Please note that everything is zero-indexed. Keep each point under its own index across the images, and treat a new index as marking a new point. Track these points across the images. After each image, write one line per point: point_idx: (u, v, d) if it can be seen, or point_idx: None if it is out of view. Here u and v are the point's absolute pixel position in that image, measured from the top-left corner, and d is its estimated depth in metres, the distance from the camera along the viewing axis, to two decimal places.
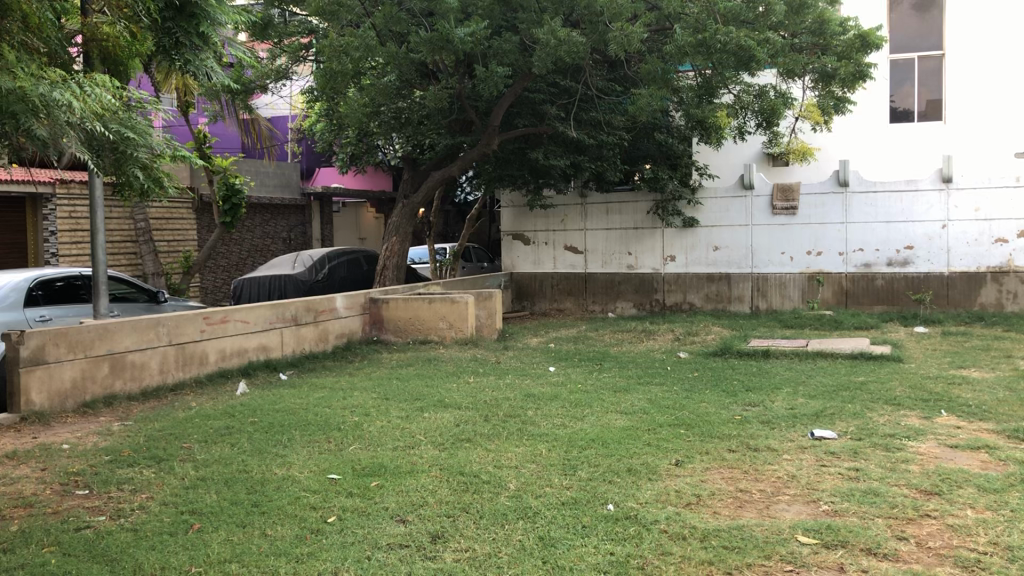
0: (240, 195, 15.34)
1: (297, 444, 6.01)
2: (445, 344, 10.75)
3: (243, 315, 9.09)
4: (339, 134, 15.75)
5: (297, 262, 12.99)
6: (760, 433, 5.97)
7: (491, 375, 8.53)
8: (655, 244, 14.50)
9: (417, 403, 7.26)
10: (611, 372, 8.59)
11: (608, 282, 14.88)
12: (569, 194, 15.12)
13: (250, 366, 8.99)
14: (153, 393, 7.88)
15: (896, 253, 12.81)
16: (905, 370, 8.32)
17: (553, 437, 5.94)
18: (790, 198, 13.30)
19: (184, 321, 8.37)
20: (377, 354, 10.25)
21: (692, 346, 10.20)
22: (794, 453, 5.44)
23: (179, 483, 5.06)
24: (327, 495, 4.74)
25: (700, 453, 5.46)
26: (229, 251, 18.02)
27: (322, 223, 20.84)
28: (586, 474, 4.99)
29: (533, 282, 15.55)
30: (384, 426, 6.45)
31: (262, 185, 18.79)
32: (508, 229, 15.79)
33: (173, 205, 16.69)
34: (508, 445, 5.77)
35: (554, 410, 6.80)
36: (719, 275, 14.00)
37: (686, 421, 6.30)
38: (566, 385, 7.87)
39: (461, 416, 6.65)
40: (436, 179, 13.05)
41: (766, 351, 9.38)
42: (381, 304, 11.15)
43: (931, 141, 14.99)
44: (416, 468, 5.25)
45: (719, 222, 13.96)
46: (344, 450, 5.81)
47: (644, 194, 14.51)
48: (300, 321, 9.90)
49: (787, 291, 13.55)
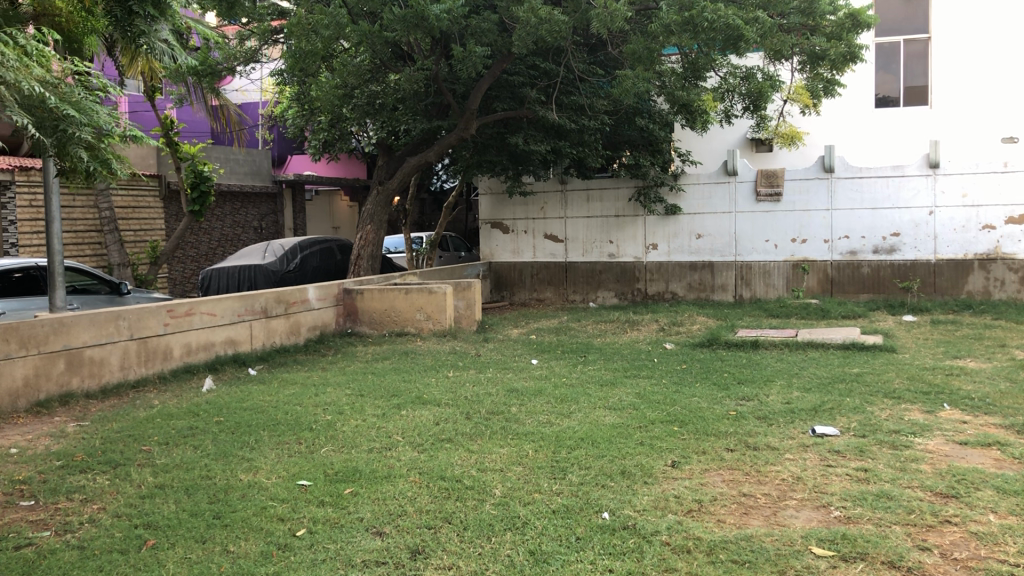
0: (209, 182, 14.82)
1: (265, 446, 5.61)
2: (422, 336, 10.35)
3: (209, 307, 8.65)
4: (311, 119, 15.27)
5: (267, 251, 12.53)
6: (758, 429, 5.64)
7: (471, 369, 8.15)
8: (636, 232, 14.16)
9: (394, 399, 6.88)
10: (597, 365, 8.23)
11: (588, 272, 14.54)
12: (548, 181, 14.74)
13: (216, 361, 8.55)
14: (114, 390, 7.44)
15: (881, 240, 12.56)
16: (899, 361, 8.04)
17: (540, 437, 5.58)
18: (774, 184, 13.01)
19: (147, 314, 7.92)
20: (351, 347, 9.84)
21: (678, 336, 9.88)
22: (796, 452, 5.12)
23: (135, 492, 4.65)
24: (296, 505, 4.35)
25: (696, 453, 5.13)
26: (198, 241, 17.51)
27: (294, 212, 20.36)
28: (578, 478, 4.64)
29: (512, 271, 15.18)
30: (358, 425, 6.06)
31: (232, 173, 18.26)
32: (486, 218, 15.39)
33: (139, 194, 16.15)
34: (492, 446, 5.40)
35: (539, 406, 6.44)
36: (702, 263, 13.69)
37: (679, 417, 5.96)
38: (550, 379, 7.51)
39: (441, 414, 6.27)
40: (411, 165, 12.61)
41: (755, 341, 9.07)
42: (355, 295, 10.74)
43: (916, 126, 14.76)
44: (394, 473, 4.87)
45: (702, 210, 13.65)
46: (316, 452, 5.42)
47: (625, 181, 14.16)
48: (270, 313, 9.47)
49: (771, 279, 13.27)
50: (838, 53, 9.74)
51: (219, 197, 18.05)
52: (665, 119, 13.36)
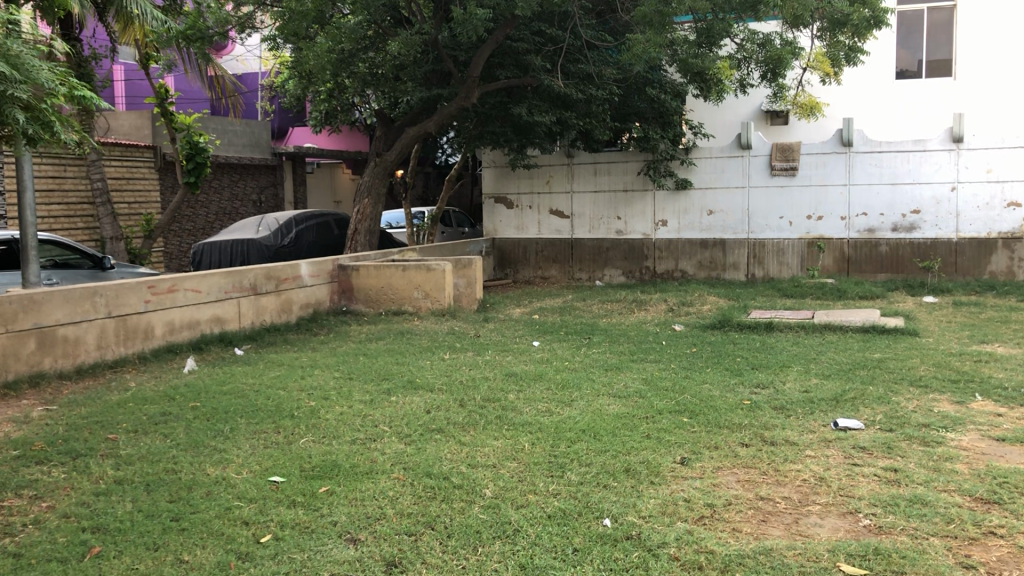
0: (205, 153, 14.36)
1: (242, 435, 5.18)
2: (420, 315, 9.91)
3: (194, 283, 8.22)
4: (309, 89, 14.78)
5: (261, 225, 12.10)
6: (775, 421, 5.20)
7: (469, 352, 7.71)
8: (645, 208, 13.66)
9: (386, 383, 6.46)
10: (601, 347, 7.78)
11: (595, 249, 14.08)
12: (553, 154, 14.24)
13: (201, 340, 8.14)
14: (90, 371, 7.03)
15: (901, 218, 12.05)
16: (923, 345, 7.57)
17: (538, 428, 5.13)
18: (789, 158, 12.47)
19: (127, 291, 7.50)
20: (345, 326, 9.42)
21: (687, 317, 9.42)
22: (817, 448, 4.67)
23: (91, 488, 4.22)
24: (264, 506, 3.92)
25: (708, 448, 4.68)
26: (195, 214, 17.08)
27: (295, 186, 19.92)
28: (577, 477, 4.20)
29: (516, 248, 14.72)
30: (342, 413, 5.62)
31: (230, 145, 17.81)
32: (489, 192, 14.90)
33: (133, 165, 15.70)
34: (486, 438, 4.96)
35: (539, 393, 5.99)
36: (713, 241, 13.20)
37: (690, 407, 5.52)
38: (552, 363, 7.06)
39: (433, 401, 5.84)
40: (411, 135, 12.12)
41: (769, 323, 8.60)
42: (351, 271, 10.31)
43: (939, 99, 14.21)
44: (376, 468, 4.44)
45: (714, 185, 13.13)
46: (296, 442, 5.00)
47: (634, 155, 13.64)
48: (260, 290, 9.05)
49: (784, 258, 12.77)
50: (861, 18, 9.19)
51: (217, 169, 17.61)
52: (676, 90, 12.82)
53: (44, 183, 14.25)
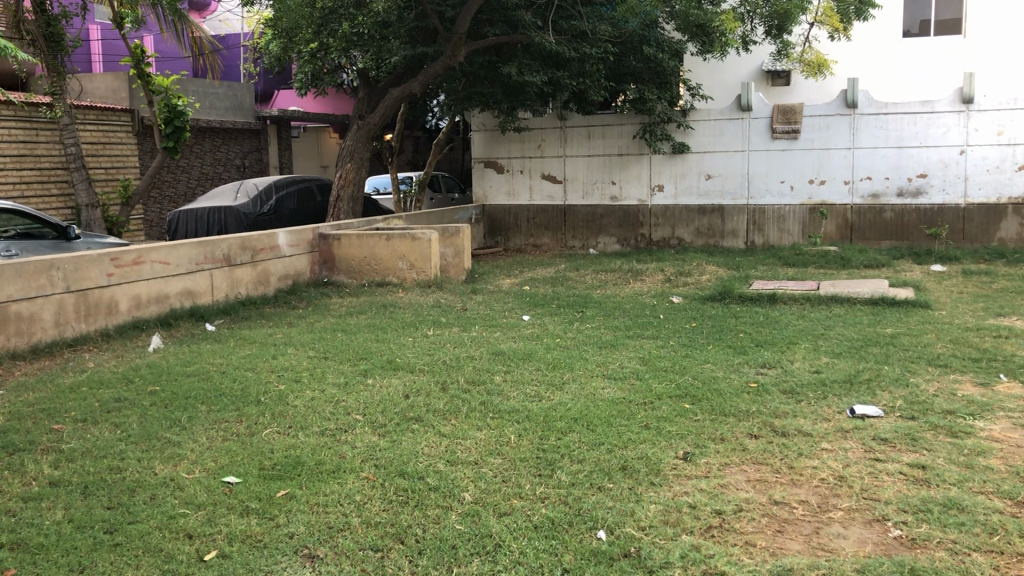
0: (183, 117, 13.72)
1: (200, 425, 4.71)
2: (405, 287, 9.41)
3: (162, 255, 7.72)
4: (291, 49, 14.18)
5: (239, 191, 11.58)
6: (785, 408, 4.74)
7: (455, 327, 7.22)
8: (641, 172, 13.14)
9: (363, 364, 5.99)
10: (595, 322, 7.29)
11: (589, 216, 13.57)
12: (546, 116, 13.67)
13: (170, 315, 7.65)
14: (46, 351, 6.55)
15: (907, 182, 11.54)
16: (937, 319, 7.11)
17: (526, 417, 4.66)
18: (791, 121, 11.94)
19: (87, 263, 6.99)
20: (325, 298, 8.93)
21: (686, 288, 8.94)
22: (834, 440, 4.22)
23: (20, 491, 3.75)
24: (213, 514, 3.48)
25: (713, 441, 4.24)
26: (176, 179, 16.52)
27: (279, 150, 19.33)
28: (568, 477, 3.75)
29: (507, 214, 14.21)
30: (312, 399, 5.15)
31: (211, 108, 17.19)
32: (479, 156, 14.35)
33: (110, 129, 15.15)
34: (468, 429, 4.49)
35: (527, 375, 5.52)
36: (711, 207, 12.71)
37: (692, 391, 5.05)
38: (542, 340, 6.59)
39: (412, 385, 5.37)
40: (395, 97, 11.55)
41: (773, 295, 8.13)
42: (331, 241, 9.80)
43: (948, 57, 13.68)
44: (345, 466, 3.99)
45: (713, 148, 12.58)
46: (259, 434, 4.53)
47: (630, 117, 13.08)
48: (234, 262, 8.56)
49: (786, 225, 12.29)
50: None
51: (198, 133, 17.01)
52: (674, 48, 12.27)
53: (14, 148, 13.66)
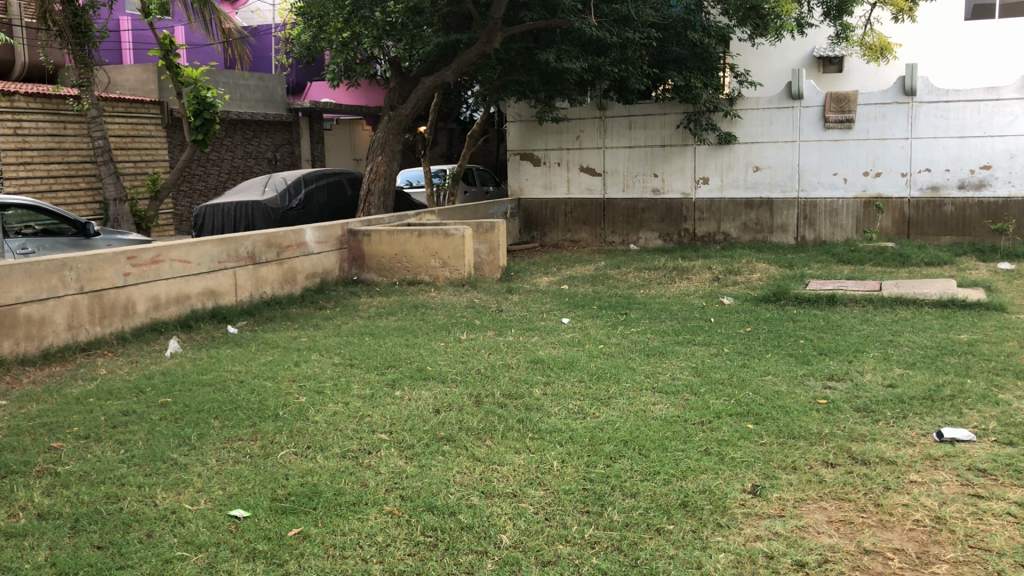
0: (213, 108, 13.35)
1: (210, 444, 4.28)
2: (438, 286, 8.95)
3: (182, 253, 7.34)
4: (322, 38, 13.80)
5: (267, 185, 11.22)
6: (861, 430, 4.21)
7: (490, 331, 6.75)
8: (685, 164, 12.57)
9: (391, 373, 5.54)
10: (640, 326, 6.79)
11: (629, 209, 13.04)
12: (584, 106, 13.14)
13: (191, 317, 7.28)
14: (58, 356, 6.18)
15: (969, 174, 10.86)
16: (1017, 323, 6.51)
17: (569, 438, 4.17)
18: (844, 109, 11.32)
19: (102, 263, 6.61)
20: (353, 298, 8.50)
21: (736, 288, 8.38)
22: (924, 470, 3.69)
23: (4, 525, 3.33)
24: (215, 557, 3.04)
25: (783, 470, 3.73)
26: (206, 172, 16.24)
27: (312, 143, 18.99)
28: (620, 516, 3.27)
29: (544, 209, 13.70)
30: (335, 414, 4.71)
31: (242, 100, 16.89)
32: (514, 148, 13.85)
33: (138, 122, 14.91)
34: (505, 452, 4.01)
35: (569, 387, 5.02)
36: (759, 200, 12.12)
37: (755, 409, 4.54)
38: (585, 346, 6.10)
39: (444, 397, 4.90)
40: (428, 85, 11.11)
41: (832, 296, 7.56)
42: (361, 237, 9.38)
43: (1012, 42, 13.14)
44: (367, 498, 3.53)
45: (760, 138, 11.98)
46: (274, 456, 4.09)
47: (672, 106, 12.51)
48: (259, 260, 8.17)
49: (838, 219, 11.67)
50: None
51: (228, 125, 16.72)
52: (721, 34, 11.70)
53: (42, 142, 13.42)
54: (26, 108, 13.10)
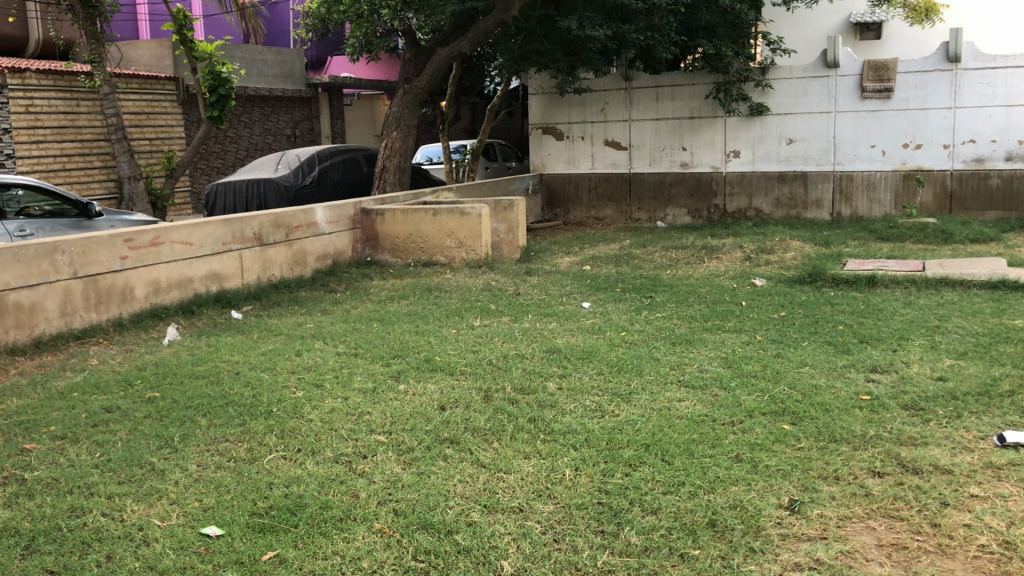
0: (228, 84, 12.97)
1: (194, 447, 3.93)
2: (454, 267, 8.56)
3: (184, 234, 7.01)
4: (337, 10, 13.41)
5: (280, 163, 10.88)
6: (911, 432, 3.77)
7: (505, 317, 6.35)
8: (714, 138, 12.05)
9: (396, 364, 5.17)
10: (666, 311, 6.36)
11: (656, 185, 12.56)
12: (609, 77, 12.64)
13: (193, 302, 6.95)
14: (50, 345, 5.87)
15: (1017, 145, 10.25)
16: None
17: (585, 441, 3.77)
18: (883, 78, 10.73)
19: (97, 246, 6.28)
20: (365, 280, 8.14)
21: (768, 268, 7.91)
22: (988, 482, 3.25)
23: None
24: None
25: (823, 480, 3.31)
26: (224, 150, 15.95)
27: (332, 119, 18.62)
28: (639, 539, 2.88)
29: (567, 184, 13.25)
30: (332, 411, 4.33)
31: (259, 75, 16.56)
32: (536, 122, 13.38)
33: (152, 98, 14.61)
34: (513, 458, 3.62)
35: (586, 381, 4.62)
36: (792, 174, 11.59)
37: (791, 407, 4.10)
38: (606, 334, 5.68)
39: (450, 392, 4.51)
40: (444, 57, 10.70)
41: (872, 278, 7.07)
42: (375, 216, 9.01)
43: None
44: (355, 512, 3.17)
45: (794, 109, 11.43)
46: (260, 461, 3.73)
47: (701, 77, 11.99)
48: (266, 241, 7.82)
49: (876, 193, 11.11)
50: None
51: (245, 101, 16.38)
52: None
53: (54, 120, 13.14)
54: (38, 86, 12.86)
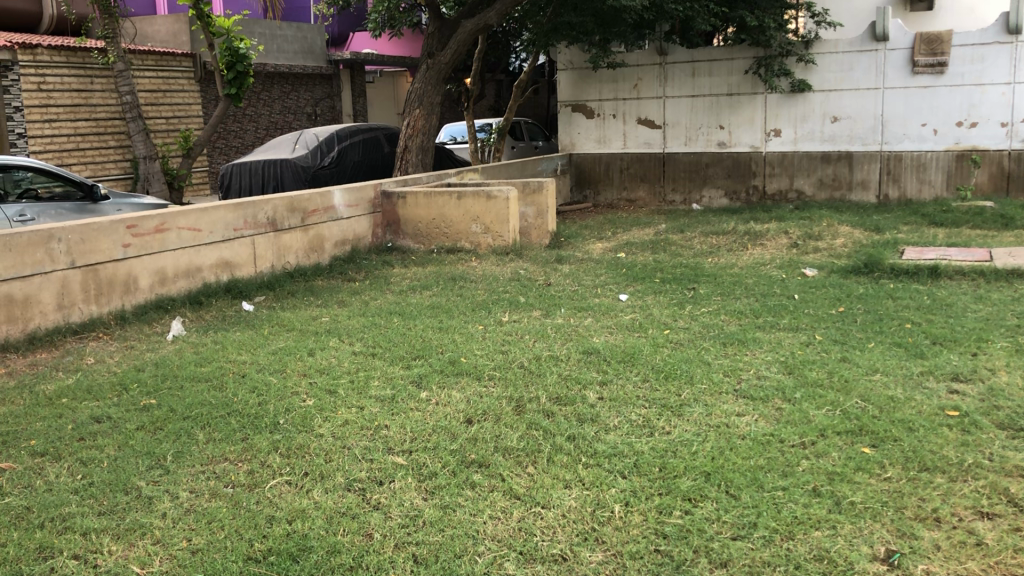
0: (247, 60, 12.47)
1: (188, 468, 3.46)
2: (479, 254, 8.06)
3: (192, 220, 6.54)
4: None
5: (298, 142, 10.41)
6: (1017, 459, 3.23)
7: (536, 311, 5.85)
8: (753, 115, 11.43)
9: (417, 366, 4.67)
10: (712, 305, 5.82)
11: (691, 165, 11.98)
12: (643, 51, 12.04)
13: (202, 293, 6.50)
14: (45, 341, 5.44)
15: None
16: None
17: (634, 467, 3.26)
18: (936, 51, 10.06)
19: (98, 233, 5.83)
20: (386, 268, 7.66)
21: (818, 257, 7.34)
22: None
23: None
24: None
25: (924, 524, 2.78)
26: (243, 129, 15.52)
27: (353, 98, 18.13)
28: None
29: (598, 164, 12.69)
30: (345, 424, 3.84)
31: (279, 52, 16.08)
32: (565, 99, 12.80)
33: (169, 75, 14.17)
34: (553, 488, 3.12)
35: (631, 390, 4.10)
36: (837, 154, 10.97)
37: (869, 425, 3.58)
38: (648, 332, 5.16)
39: (478, 403, 4.02)
40: (469, 30, 10.17)
41: (934, 268, 6.48)
42: (396, 199, 8.52)
43: None
44: (368, 561, 2.69)
45: (840, 85, 10.78)
46: (260, 488, 3.25)
47: (741, 51, 11.36)
48: (281, 226, 7.35)
49: (926, 175, 10.48)
50: None
51: (265, 79, 15.92)
52: None
53: (67, 98, 12.73)
54: (50, 62, 12.44)
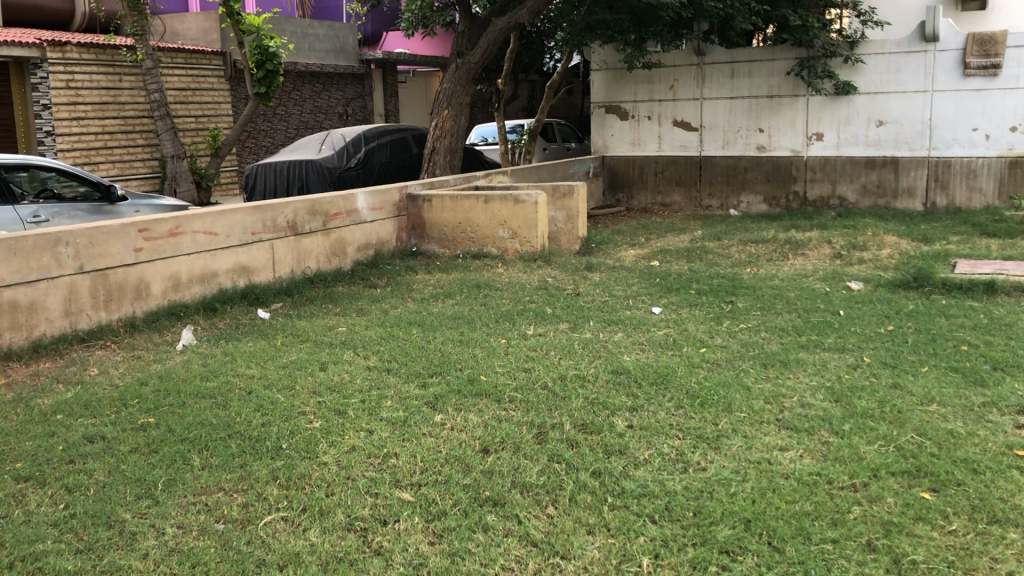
0: (276, 58, 12.27)
1: (179, 499, 3.19)
2: (506, 261, 7.75)
3: (208, 223, 6.30)
4: None
5: (324, 142, 10.17)
6: None
7: (564, 324, 5.53)
8: (795, 118, 11.01)
9: (434, 385, 4.36)
10: (751, 320, 5.47)
11: (729, 169, 11.58)
12: (680, 51, 11.67)
13: (217, 299, 6.26)
14: (50, 349, 5.21)
15: None
16: None
17: (666, 510, 2.94)
18: (989, 52, 9.59)
19: (108, 236, 5.60)
20: (409, 275, 7.37)
21: (864, 268, 6.94)
22: None
23: None
24: None
25: None
26: (272, 128, 15.35)
27: (385, 97, 17.91)
28: None
29: (632, 167, 12.33)
30: (351, 451, 3.55)
31: (310, 50, 15.90)
32: (599, 100, 12.46)
33: (199, 73, 14.03)
34: (574, 534, 2.81)
35: (663, 419, 3.76)
36: (882, 160, 10.52)
37: (928, 465, 3.22)
38: (682, 351, 4.81)
39: (496, 429, 3.70)
40: (501, 28, 9.88)
41: (990, 283, 6.07)
42: (422, 203, 8.24)
43: None
44: None
45: (886, 87, 10.34)
46: (253, 525, 2.96)
47: (783, 51, 10.96)
48: (301, 230, 7.10)
49: (977, 182, 10.00)
50: None
51: (295, 78, 15.75)
52: None
53: (95, 96, 12.61)
54: (79, 59, 12.33)
